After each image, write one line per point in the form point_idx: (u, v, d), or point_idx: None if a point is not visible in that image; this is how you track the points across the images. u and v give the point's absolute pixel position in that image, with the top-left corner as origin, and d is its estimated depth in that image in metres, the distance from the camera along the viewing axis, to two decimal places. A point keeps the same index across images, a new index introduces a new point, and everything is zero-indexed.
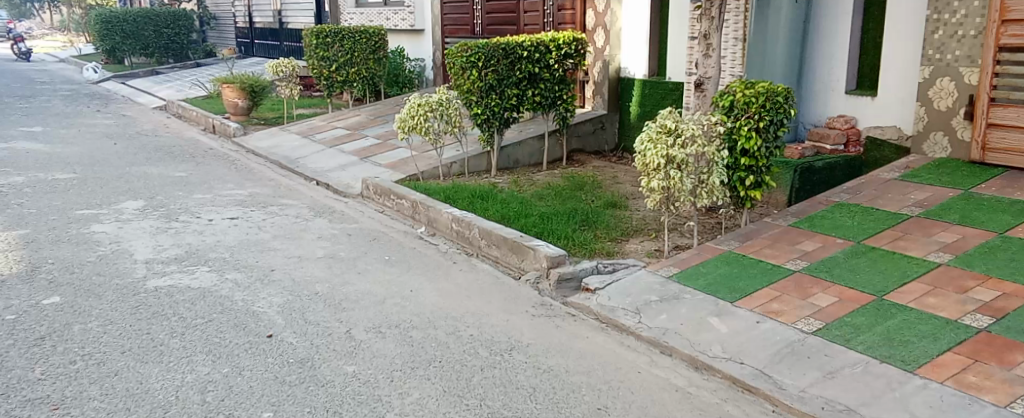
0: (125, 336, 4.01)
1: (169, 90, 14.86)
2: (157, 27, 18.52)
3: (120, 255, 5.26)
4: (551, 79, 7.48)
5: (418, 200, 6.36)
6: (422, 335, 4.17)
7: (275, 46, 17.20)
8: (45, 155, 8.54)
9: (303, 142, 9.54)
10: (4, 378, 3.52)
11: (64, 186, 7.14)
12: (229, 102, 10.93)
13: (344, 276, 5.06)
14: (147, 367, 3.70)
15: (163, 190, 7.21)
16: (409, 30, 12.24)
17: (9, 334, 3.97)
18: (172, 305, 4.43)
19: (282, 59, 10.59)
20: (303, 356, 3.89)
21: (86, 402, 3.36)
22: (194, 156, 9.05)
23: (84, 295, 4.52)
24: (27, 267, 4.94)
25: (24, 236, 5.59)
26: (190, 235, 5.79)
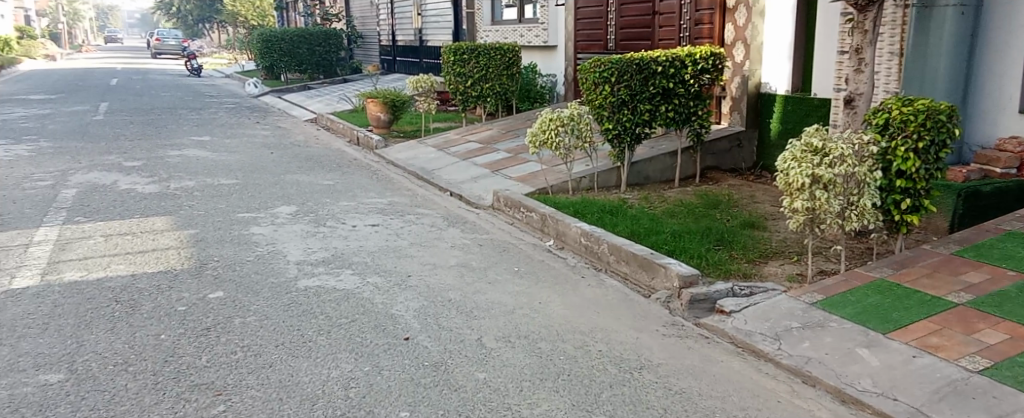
0: (278, 330, 4.28)
1: (319, 104, 15.79)
2: (310, 46, 19.74)
3: (275, 255, 5.63)
4: (686, 94, 7.31)
5: (548, 213, 6.41)
6: (551, 347, 4.20)
7: (415, 63, 17.88)
8: (211, 162, 9.28)
9: (439, 155, 9.86)
10: (175, 363, 3.85)
11: (227, 191, 7.73)
12: (372, 116, 11.47)
13: (475, 285, 5.17)
14: (298, 361, 3.93)
15: (313, 197, 7.66)
16: (542, 46, 12.40)
17: (181, 323, 4.34)
18: (319, 305, 4.69)
19: (422, 75, 11.01)
20: (437, 360, 4.01)
21: (244, 390, 3.61)
22: (341, 166, 9.55)
23: (244, 291, 4.87)
24: (196, 263, 5.39)
25: (193, 235, 6.09)
26: (336, 240, 6.12)
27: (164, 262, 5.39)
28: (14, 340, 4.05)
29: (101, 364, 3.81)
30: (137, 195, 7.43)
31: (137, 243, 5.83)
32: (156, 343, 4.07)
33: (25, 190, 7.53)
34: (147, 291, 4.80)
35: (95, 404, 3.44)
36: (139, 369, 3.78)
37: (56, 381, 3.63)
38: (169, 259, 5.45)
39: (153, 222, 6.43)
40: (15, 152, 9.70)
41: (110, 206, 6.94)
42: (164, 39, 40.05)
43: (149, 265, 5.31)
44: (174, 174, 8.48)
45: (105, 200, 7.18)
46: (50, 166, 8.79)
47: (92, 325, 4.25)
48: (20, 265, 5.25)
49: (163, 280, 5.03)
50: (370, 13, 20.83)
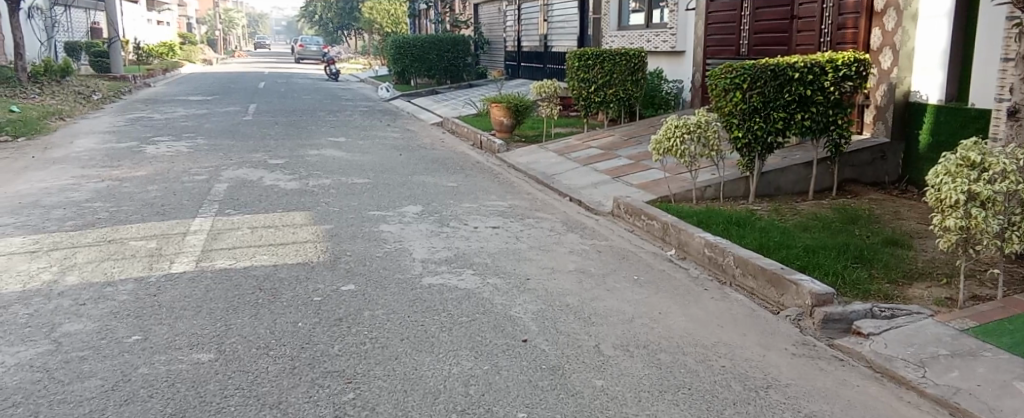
0: (403, 325, 4.42)
1: (446, 108, 16.22)
2: (439, 52, 20.27)
3: (401, 252, 5.82)
4: (825, 102, 6.93)
5: (670, 222, 6.28)
6: (671, 359, 4.10)
7: (539, 69, 18.03)
8: (346, 162, 9.72)
9: (560, 160, 9.89)
10: (310, 350, 4.05)
11: (359, 190, 8.07)
12: (496, 120, 11.64)
13: (594, 291, 5.14)
14: (421, 355, 4.04)
15: (439, 198, 7.86)
16: (670, 52, 12.18)
17: (316, 312, 4.56)
18: (442, 302, 4.80)
19: (546, 81, 11.09)
20: (555, 364, 4.01)
21: (372, 380, 3.75)
22: (465, 168, 9.76)
23: (373, 285, 5.06)
24: (331, 257, 5.65)
25: (328, 230, 6.40)
26: (459, 240, 6.25)
27: (302, 255, 5.68)
28: (171, 320, 4.39)
29: (246, 347, 4.06)
30: (280, 191, 7.89)
31: (278, 235, 6.18)
32: (294, 330, 4.29)
33: (183, 183, 8.17)
34: (287, 281, 5.08)
35: (240, 385, 3.67)
36: (278, 354, 4.00)
37: (207, 360, 3.90)
38: (307, 252, 5.74)
39: (292, 217, 6.80)
40: (176, 148, 10.53)
41: (255, 200, 7.41)
42: (307, 46, 42.58)
43: (289, 256, 5.63)
44: (313, 172, 8.95)
45: (251, 195, 7.67)
46: (204, 162, 9.48)
47: (238, 311, 4.54)
48: (179, 251, 5.69)
49: (301, 271, 5.31)
50: (497, 20, 21.22)
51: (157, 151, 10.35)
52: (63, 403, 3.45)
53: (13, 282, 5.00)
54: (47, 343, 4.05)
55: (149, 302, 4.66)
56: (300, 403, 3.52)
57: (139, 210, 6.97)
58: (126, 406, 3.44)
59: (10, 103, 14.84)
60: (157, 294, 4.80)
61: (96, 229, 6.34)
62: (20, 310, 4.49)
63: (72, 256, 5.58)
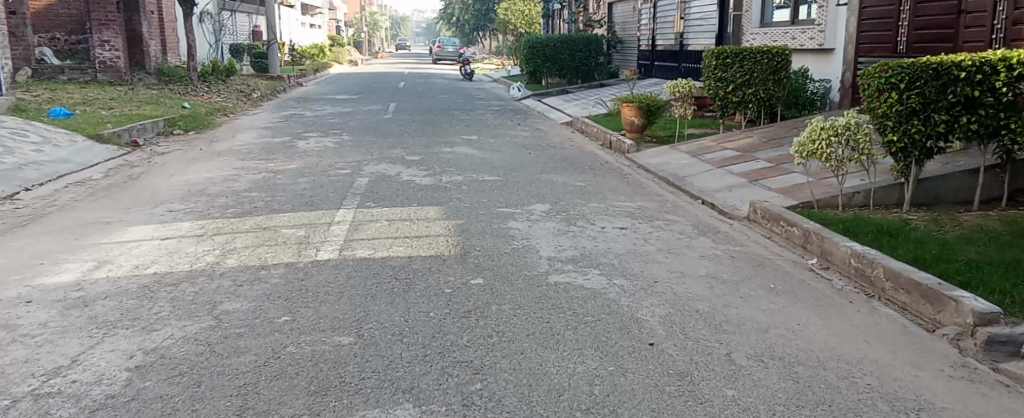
0: (529, 320, 4.44)
1: (576, 107, 16.21)
2: (571, 51, 20.28)
3: (529, 250, 5.86)
4: (995, 105, 6.24)
5: (812, 229, 5.97)
6: (809, 373, 3.89)
7: (674, 68, 17.63)
8: (478, 160, 9.90)
9: (693, 161, 9.63)
10: (441, 340, 4.15)
11: (491, 187, 8.19)
12: (626, 120, 11.47)
13: (726, 297, 4.96)
14: (547, 352, 4.05)
15: (566, 197, 7.86)
16: (817, 49, 11.58)
17: (446, 304, 4.67)
18: (568, 301, 4.78)
19: (680, 80, 10.78)
20: (682, 370, 3.90)
21: (499, 373, 3.79)
22: (593, 168, 9.70)
23: (501, 280, 5.13)
24: (461, 251, 5.77)
25: (459, 225, 6.54)
26: (586, 239, 6.21)
27: (435, 248, 5.84)
28: (316, 304, 4.62)
29: (382, 333, 4.22)
30: (415, 186, 8.15)
31: (413, 228, 6.38)
32: (426, 320, 4.41)
33: (329, 176, 8.61)
34: (420, 272, 5.24)
35: (376, 368, 3.81)
36: (411, 341, 4.13)
37: (347, 343, 4.08)
38: (439, 245, 5.89)
39: (427, 211, 7.00)
40: (323, 144, 11.12)
41: (393, 194, 7.68)
42: (445, 46, 43.86)
43: (423, 249, 5.80)
44: (446, 169, 9.19)
45: (390, 189, 7.96)
46: (348, 157, 9.95)
47: (375, 298, 4.73)
48: (324, 240, 5.99)
49: (433, 263, 5.46)
50: (632, 18, 20.93)
51: (307, 146, 10.96)
52: (223, 375, 3.71)
53: (182, 262, 5.44)
54: (209, 319, 4.38)
55: (297, 286, 4.94)
56: (430, 390, 3.61)
57: (290, 201, 7.40)
58: (275, 382, 3.66)
59: (181, 99, 16.20)
60: (303, 278, 5.08)
61: (252, 216, 6.80)
62: (187, 288, 4.88)
63: (232, 240, 6.01)
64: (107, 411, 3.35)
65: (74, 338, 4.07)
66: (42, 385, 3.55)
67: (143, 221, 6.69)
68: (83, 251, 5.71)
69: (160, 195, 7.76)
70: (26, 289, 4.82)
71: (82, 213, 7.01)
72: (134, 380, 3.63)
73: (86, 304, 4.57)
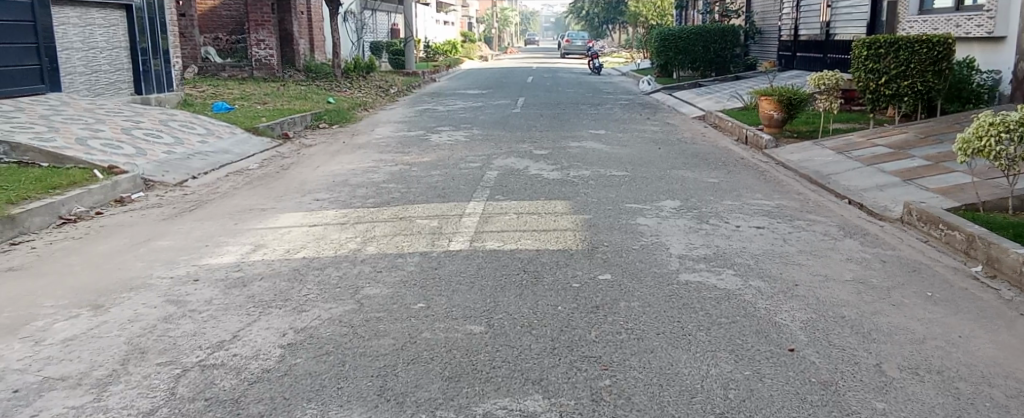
0: (660, 319, 4.37)
1: (711, 101, 15.75)
2: (705, 43, 19.59)
3: (659, 247, 5.76)
4: None
5: (977, 233, 5.51)
6: (971, 390, 3.60)
7: (819, 59, 16.75)
8: (605, 155, 9.83)
9: (838, 158, 9.12)
10: (569, 333, 4.16)
11: (620, 182, 8.12)
12: (764, 114, 11.01)
13: (875, 304, 4.67)
14: (678, 352, 3.96)
15: (698, 194, 7.66)
16: (985, 37, 10.66)
17: (574, 298, 4.66)
18: (701, 300, 4.66)
19: (826, 72, 10.26)
20: (826, 378, 3.71)
21: (629, 370, 3.75)
22: (727, 164, 9.39)
23: (630, 277, 5.06)
24: (588, 246, 5.75)
25: (587, 220, 6.52)
26: (719, 238, 6.03)
27: (562, 242, 5.85)
28: (449, 292, 4.75)
29: (511, 324, 4.28)
30: (543, 180, 8.20)
31: (541, 222, 6.42)
32: (554, 313, 4.43)
33: (460, 170, 8.81)
34: (549, 265, 5.27)
35: (506, 358, 3.87)
36: (540, 333, 4.16)
37: (478, 332, 4.17)
38: (567, 240, 5.90)
39: (555, 205, 7.03)
40: (455, 138, 11.40)
41: (522, 188, 7.76)
42: (574, 40, 43.82)
43: (550, 243, 5.82)
44: (574, 163, 9.18)
45: (519, 182, 8.05)
46: (479, 150, 10.15)
47: (504, 289, 4.79)
48: (456, 231, 6.15)
49: (561, 257, 5.47)
50: (773, 7, 20.05)
51: (440, 139, 11.27)
52: (364, 356, 3.89)
53: (327, 248, 5.74)
54: (351, 302, 4.60)
55: (430, 274, 5.10)
56: (559, 383, 3.62)
57: (424, 192, 7.64)
58: (412, 365, 3.79)
59: (326, 95, 17.11)
60: (437, 267, 5.24)
61: (389, 206, 7.08)
62: (332, 272, 5.15)
63: (371, 229, 6.29)
64: (263, 384, 3.59)
65: (234, 315, 4.39)
66: (209, 357, 3.85)
67: (293, 208, 7.11)
68: (240, 236, 6.15)
69: (307, 185, 8.22)
70: (193, 269, 5.25)
71: (240, 200, 7.54)
72: (287, 357, 3.87)
73: (244, 284, 4.92)
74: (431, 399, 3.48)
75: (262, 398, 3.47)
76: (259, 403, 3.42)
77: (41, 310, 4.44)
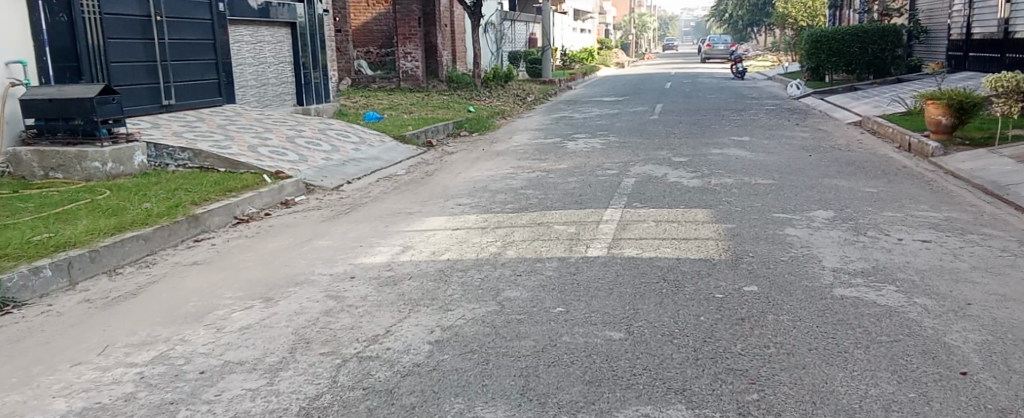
0: (812, 334, 4.19)
1: (867, 105, 14.86)
2: (864, 44, 18.54)
3: (810, 259, 5.52)
4: None
5: None
6: None
7: (994, 59, 15.42)
8: (750, 162, 9.53)
9: (1017, 167, 8.36)
10: (713, 345, 4.07)
11: (765, 190, 7.84)
12: (931, 119, 10.25)
13: None
14: (832, 369, 3.79)
15: (854, 204, 7.26)
16: None
17: (718, 309, 4.56)
18: (858, 316, 4.43)
19: (1005, 73, 9.42)
20: (1004, 405, 3.43)
21: (778, 385, 3.63)
22: (886, 173, 8.84)
23: (779, 289, 4.89)
24: (733, 255, 5.61)
25: (732, 229, 6.35)
26: (878, 251, 5.70)
27: (703, 250, 5.74)
28: (588, 298, 4.79)
29: (652, 332, 4.25)
30: (683, 187, 8.06)
31: (682, 230, 6.32)
32: (697, 323, 4.36)
33: (597, 177, 8.83)
34: (690, 274, 5.18)
35: (648, 366, 3.85)
36: (683, 343, 4.10)
37: (618, 339, 4.17)
38: (709, 249, 5.78)
39: (695, 213, 6.90)
40: (592, 145, 11.42)
41: (661, 196, 7.67)
42: (716, 44, 42.63)
43: (692, 251, 5.73)
44: (716, 171, 8.95)
45: (657, 190, 7.96)
46: (617, 157, 10.13)
47: (644, 297, 4.76)
48: (594, 238, 6.18)
49: (704, 267, 5.36)
50: (941, 4, 18.66)
51: (578, 146, 11.35)
52: (507, 356, 4.00)
53: (469, 251, 5.94)
54: (494, 304, 4.73)
55: (568, 280, 5.15)
56: (704, 394, 3.57)
57: (562, 199, 7.72)
58: (553, 368, 3.85)
59: (467, 104, 17.63)
60: (575, 273, 5.28)
61: (528, 212, 7.20)
62: (474, 274, 5.32)
63: (511, 234, 6.43)
64: (414, 377, 3.78)
65: (387, 311, 4.64)
66: (365, 349, 4.09)
67: (437, 213, 7.40)
68: (390, 237, 6.47)
69: (450, 191, 8.52)
70: (349, 267, 5.58)
71: (389, 204, 7.93)
72: (435, 353, 4.05)
73: (395, 283, 5.18)
74: (572, 402, 3.52)
75: (414, 390, 3.65)
76: (411, 395, 3.60)
77: (220, 301, 4.87)
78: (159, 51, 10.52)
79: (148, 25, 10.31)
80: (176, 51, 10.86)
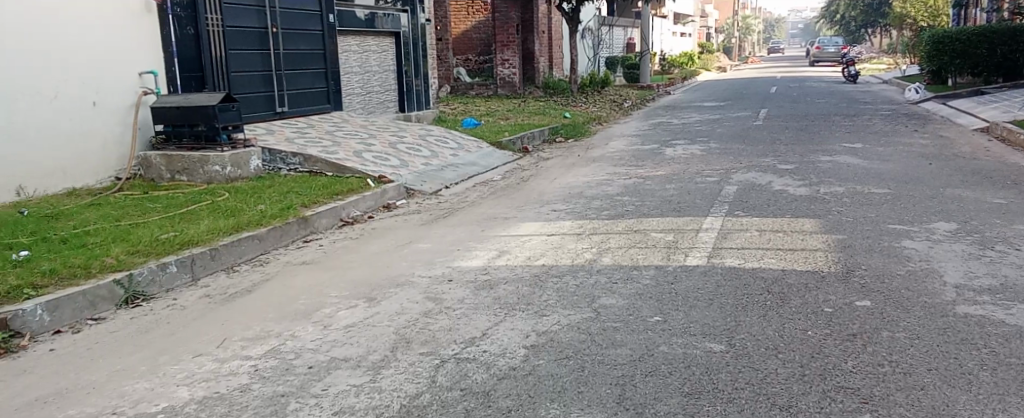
0: (931, 354, 3.98)
1: (994, 111, 13.95)
2: (992, 45, 17.47)
3: (929, 274, 5.24)
4: None
5: None
6: None
7: None
8: (862, 170, 9.13)
9: None
10: (822, 361, 3.93)
11: (878, 200, 7.49)
12: None
13: None
14: (954, 391, 3.59)
15: (979, 216, 6.84)
16: None
17: (827, 324, 4.40)
18: (982, 336, 4.18)
19: None
20: None
21: (893, 406, 3.48)
22: (1016, 183, 8.28)
23: (894, 305, 4.67)
24: (843, 268, 5.39)
25: (842, 240, 6.11)
26: (1007, 267, 5.34)
27: (811, 262, 5.54)
28: (686, 308, 4.71)
29: (755, 345, 4.14)
30: (789, 196, 7.81)
31: (788, 241, 6.13)
32: (804, 338, 4.22)
33: (697, 184, 8.67)
34: (796, 287, 5.01)
35: (750, 380, 3.76)
36: (788, 358, 3.98)
37: (719, 351, 4.09)
38: (817, 261, 5.57)
39: (802, 223, 6.66)
40: (692, 151, 11.22)
41: (765, 204, 7.46)
42: (826, 47, 41.00)
43: (799, 263, 5.54)
44: (825, 179, 8.63)
45: (761, 198, 7.74)
46: (718, 164, 9.91)
47: (748, 309, 4.65)
48: (693, 246, 6.07)
49: (811, 279, 5.18)
50: None
51: (677, 153, 11.18)
52: (603, 363, 3.99)
53: (564, 257, 5.95)
54: (589, 311, 4.73)
55: (667, 289, 5.08)
56: (811, 412, 3.45)
57: (659, 206, 7.63)
58: (650, 378, 3.82)
59: (564, 110, 17.66)
60: (674, 282, 5.20)
61: (625, 219, 7.15)
62: (569, 280, 5.33)
63: (607, 240, 6.40)
64: (510, 380, 3.83)
65: (484, 314, 4.72)
66: (462, 351, 4.18)
67: (533, 218, 7.45)
68: (487, 242, 6.57)
69: (547, 196, 8.56)
70: (447, 270, 5.70)
71: (486, 209, 8.05)
72: (531, 357, 4.08)
73: (492, 287, 5.26)
74: (670, 413, 3.48)
75: (510, 393, 3.70)
76: (507, 398, 3.65)
77: (327, 300, 5.08)
78: (274, 61, 11.06)
79: (265, 36, 10.86)
80: (290, 61, 11.40)
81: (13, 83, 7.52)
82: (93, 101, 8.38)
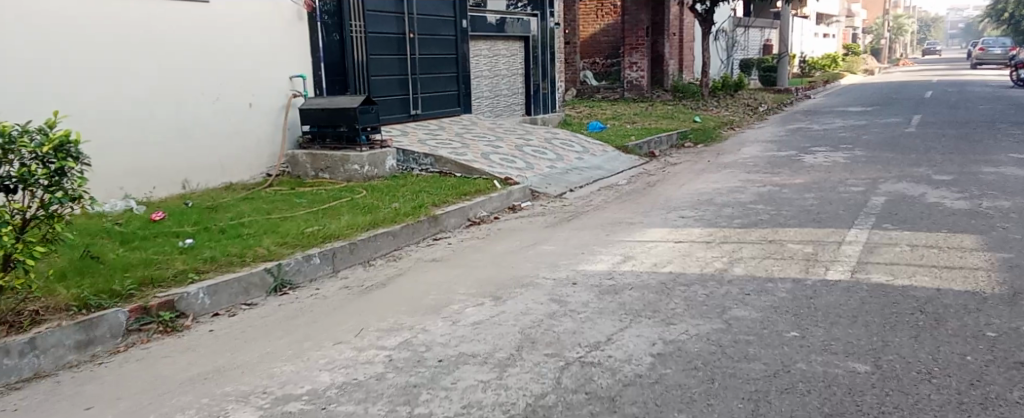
0: None
1: None
2: None
3: None
4: None
5: None
6: None
7: None
8: None
9: None
10: (982, 389, 3.62)
11: None
12: None
13: None
14: None
15: None
16: None
17: (989, 349, 4.05)
18: None
19: None
20: None
21: None
22: None
23: None
24: (1009, 290, 4.93)
25: (1007, 260, 5.60)
26: None
27: (971, 282, 5.11)
28: (827, 324, 4.47)
29: (905, 368, 3.87)
30: (946, 209, 7.25)
31: (943, 258, 5.68)
32: (962, 363, 3.90)
33: (840, 193, 8.21)
34: (953, 308, 4.63)
35: (899, 404, 3.51)
36: (943, 383, 3.69)
37: (864, 371, 3.85)
38: (978, 281, 5.13)
39: (960, 240, 6.16)
40: (834, 159, 10.66)
41: (917, 217, 6.96)
42: (989, 48, 37.84)
43: (955, 282, 5.12)
44: (987, 192, 7.95)
45: (912, 211, 7.23)
46: (863, 173, 9.36)
47: (896, 329, 4.35)
48: (834, 260, 5.75)
49: (970, 300, 4.77)
50: None
51: (817, 160, 10.65)
52: (735, 377, 3.85)
53: (693, 265, 5.80)
54: (720, 321, 4.58)
55: (806, 303, 4.84)
56: None
57: (797, 216, 7.29)
58: (786, 395, 3.64)
59: (695, 114, 17.23)
60: (813, 297, 4.95)
61: (759, 228, 6.88)
62: (699, 290, 5.19)
63: (740, 250, 6.18)
64: (636, 387, 3.76)
65: (609, 319, 4.67)
66: (587, 355, 4.15)
67: (660, 224, 7.31)
68: (612, 246, 6.50)
69: (675, 202, 8.37)
70: (572, 273, 5.69)
71: (611, 213, 7.97)
72: (658, 366, 4.00)
73: (617, 292, 5.20)
74: None
75: (636, 400, 3.64)
76: (633, 405, 3.59)
77: (456, 297, 5.20)
78: (410, 65, 11.43)
79: (403, 41, 11.25)
80: (425, 65, 11.75)
81: (182, 86, 8.20)
82: (250, 102, 8.99)
